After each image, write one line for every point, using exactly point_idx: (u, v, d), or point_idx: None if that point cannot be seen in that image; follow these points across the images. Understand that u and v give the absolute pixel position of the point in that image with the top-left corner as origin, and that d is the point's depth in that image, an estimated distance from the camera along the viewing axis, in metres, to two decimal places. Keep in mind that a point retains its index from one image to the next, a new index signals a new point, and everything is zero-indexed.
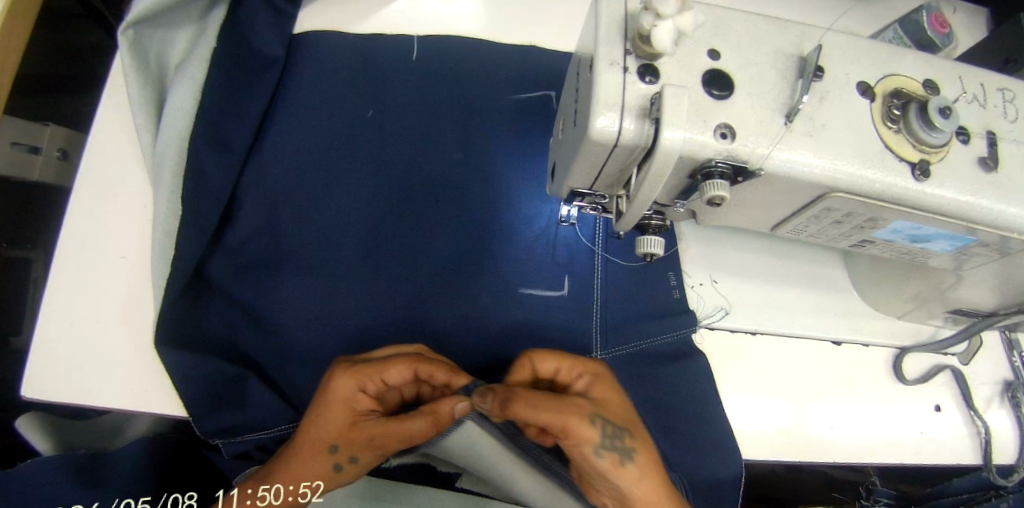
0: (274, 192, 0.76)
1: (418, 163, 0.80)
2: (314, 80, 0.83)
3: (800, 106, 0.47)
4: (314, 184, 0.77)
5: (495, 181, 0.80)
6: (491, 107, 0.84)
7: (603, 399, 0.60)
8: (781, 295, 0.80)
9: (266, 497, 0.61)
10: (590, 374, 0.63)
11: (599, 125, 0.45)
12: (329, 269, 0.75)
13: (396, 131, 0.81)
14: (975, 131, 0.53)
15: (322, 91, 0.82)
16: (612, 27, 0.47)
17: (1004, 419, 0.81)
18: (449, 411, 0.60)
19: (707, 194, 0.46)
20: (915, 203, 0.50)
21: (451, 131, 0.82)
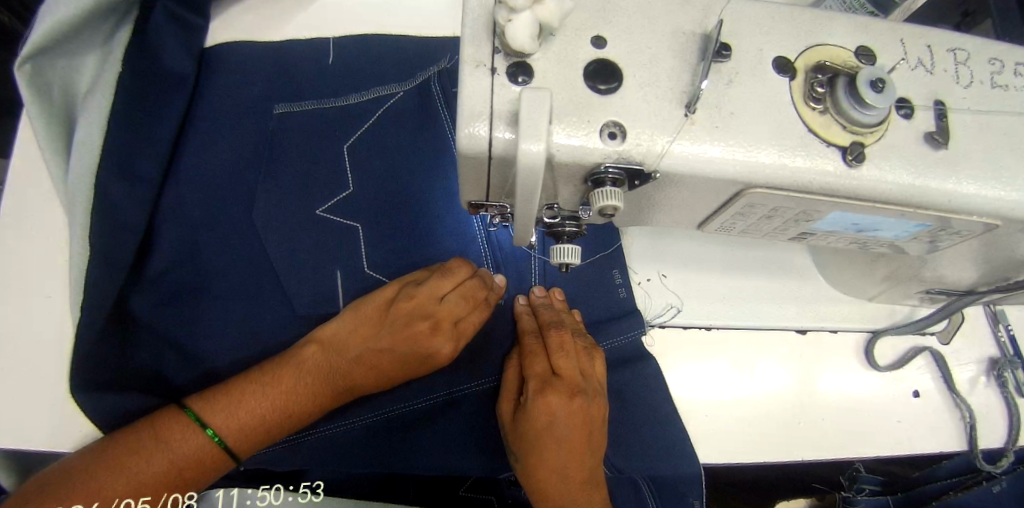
0: (191, 216, 0.70)
1: (336, 169, 0.73)
2: (224, 86, 0.77)
3: (701, 93, 0.41)
4: (229, 203, 0.71)
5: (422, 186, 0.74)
6: (417, 97, 0.76)
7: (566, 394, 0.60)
8: (738, 285, 0.75)
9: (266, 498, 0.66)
10: (584, 358, 0.64)
11: (468, 136, 0.39)
12: (249, 291, 0.69)
13: (312, 135, 0.74)
14: (919, 103, 0.47)
15: (233, 100, 0.76)
16: (478, 22, 0.41)
17: (991, 401, 0.75)
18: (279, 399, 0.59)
19: (597, 204, 0.41)
20: (847, 193, 0.44)
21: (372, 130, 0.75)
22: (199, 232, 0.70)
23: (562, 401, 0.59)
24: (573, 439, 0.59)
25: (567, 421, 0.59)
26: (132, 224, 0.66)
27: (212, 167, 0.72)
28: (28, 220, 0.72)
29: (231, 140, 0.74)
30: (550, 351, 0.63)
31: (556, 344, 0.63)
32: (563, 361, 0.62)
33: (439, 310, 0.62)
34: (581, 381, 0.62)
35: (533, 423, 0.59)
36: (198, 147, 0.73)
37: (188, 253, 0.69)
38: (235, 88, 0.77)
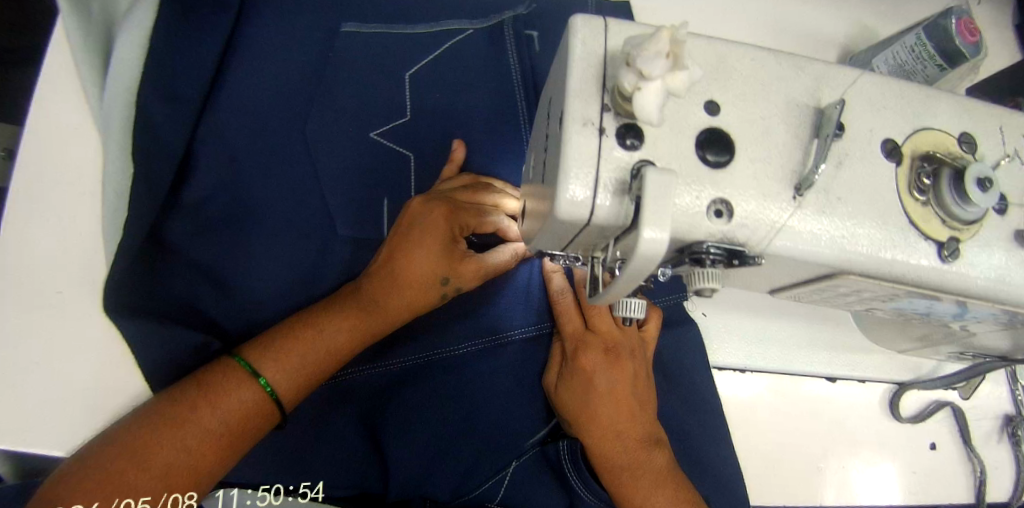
0: (224, 165, 0.64)
1: (376, 177, 0.67)
2: (252, 64, 0.66)
3: (814, 177, 0.39)
4: (269, 167, 0.65)
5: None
6: (467, 103, 0.71)
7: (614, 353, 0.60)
8: (780, 330, 0.74)
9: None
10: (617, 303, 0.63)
11: (569, 201, 0.37)
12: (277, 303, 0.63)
13: (351, 135, 0.67)
14: (1014, 199, 0.45)
15: (263, 83, 0.66)
16: (588, 74, 0.38)
17: (1001, 458, 0.78)
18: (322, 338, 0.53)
19: (694, 284, 0.39)
20: (939, 286, 0.43)
21: (418, 134, 0.69)
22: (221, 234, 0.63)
23: (610, 365, 0.59)
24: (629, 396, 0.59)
25: (608, 376, 0.59)
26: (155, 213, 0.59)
27: (235, 162, 0.64)
28: None
29: (256, 130, 0.65)
30: (585, 308, 0.61)
31: (591, 302, 0.61)
32: (600, 319, 0.61)
33: (419, 205, 0.57)
34: (617, 335, 0.61)
35: (573, 381, 0.59)
36: (226, 114, 0.65)
37: (207, 257, 0.62)
38: (263, 66, 0.67)
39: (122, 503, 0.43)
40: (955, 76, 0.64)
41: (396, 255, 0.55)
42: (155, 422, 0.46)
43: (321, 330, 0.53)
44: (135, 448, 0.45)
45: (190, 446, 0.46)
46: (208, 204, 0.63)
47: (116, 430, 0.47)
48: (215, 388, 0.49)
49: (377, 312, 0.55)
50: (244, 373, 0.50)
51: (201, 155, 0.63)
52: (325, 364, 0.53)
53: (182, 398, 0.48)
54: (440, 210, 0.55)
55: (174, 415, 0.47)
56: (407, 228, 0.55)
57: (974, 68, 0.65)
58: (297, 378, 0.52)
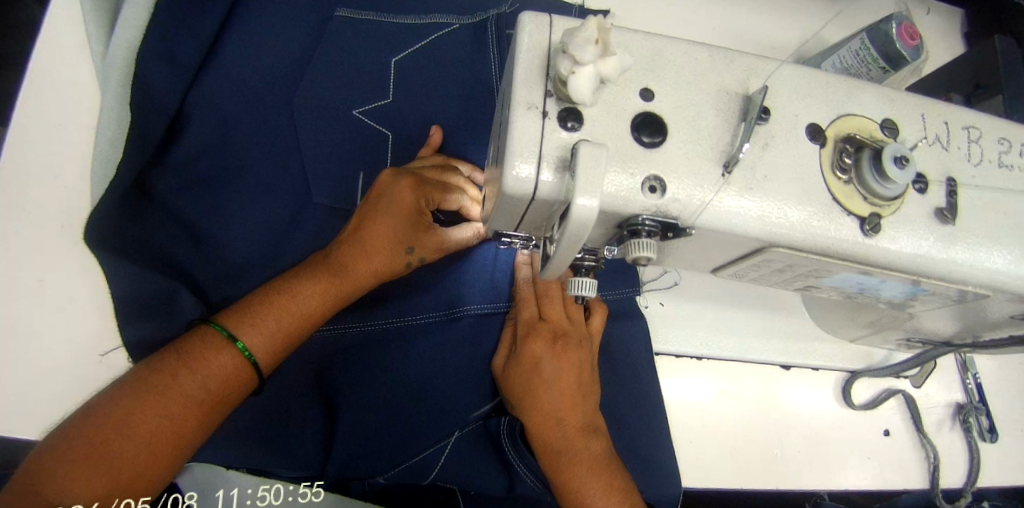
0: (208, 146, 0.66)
1: (347, 169, 0.68)
2: (233, 63, 0.68)
3: (739, 156, 0.42)
4: (246, 155, 0.67)
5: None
6: (442, 101, 0.72)
7: (563, 343, 0.61)
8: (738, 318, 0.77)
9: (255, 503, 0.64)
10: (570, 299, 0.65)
11: (515, 177, 0.40)
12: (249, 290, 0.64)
13: (324, 130, 0.68)
14: (933, 178, 0.49)
15: (238, 82, 0.68)
16: (533, 62, 0.42)
17: (954, 444, 0.81)
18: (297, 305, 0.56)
19: (631, 253, 0.42)
20: (861, 259, 0.46)
21: (392, 128, 0.70)
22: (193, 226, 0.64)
23: (558, 352, 0.61)
24: (573, 385, 0.61)
25: (555, 365, 0.60)
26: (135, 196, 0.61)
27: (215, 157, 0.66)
28: None
29: (231, 127, 0.67)
30: (539, 297, 0.63)
31: (544, 291, 0.63)
32: (549, 306, 0.63)
33: (387, 179, 0.59)
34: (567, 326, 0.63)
35: (523, 365, 0.60)
36: (210, 95, 0.67)
37: (182, 246, 0.64)
38: (239, 66, 0.68)
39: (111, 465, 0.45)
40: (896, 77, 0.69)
41: (369, 228, 0.58)
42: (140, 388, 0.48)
43: (298, 294, 0.56)
44: (122, 411, 0.47)
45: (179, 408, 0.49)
46: (185, 196, 0.65)
47: (102, 400, 0.48)
48: (197, 355, 0.51)
49: (349, 278, 0.58)
50: (222, 336, 0.53)
51: (179, 152, 0.65)
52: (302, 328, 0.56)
53: (167, 362, 0.50)
54: (407, 184, 0.58)
55: (158, 381, 0.49)
56: (376, 201, 0.59)
57: (914, 69, 0.70)
58: (277, 342, 0.55)
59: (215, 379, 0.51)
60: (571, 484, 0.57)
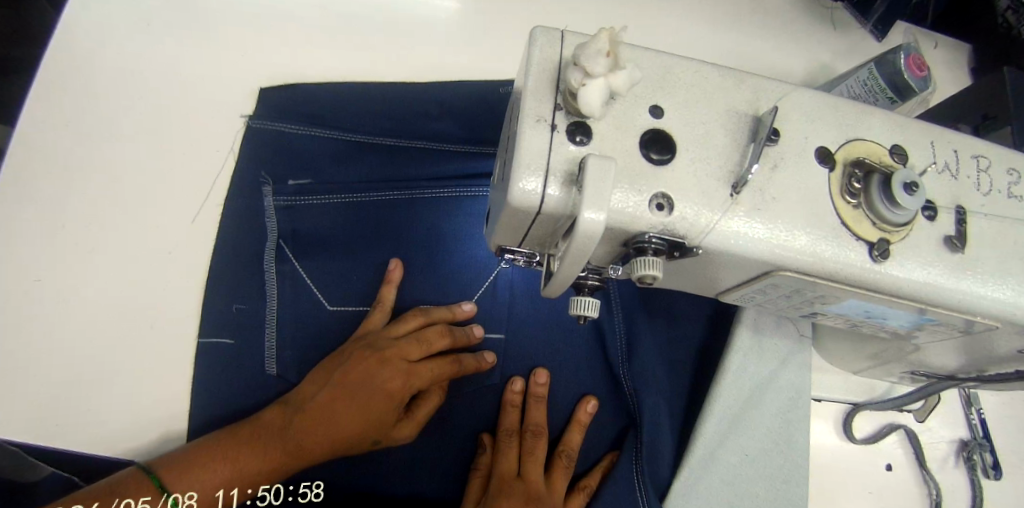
0: (284, 149, 0.76)
1: (391, 162, 0.77)
2: (229, 214, 0.75)
3: (749, 177, 0.42)
4: (321, 156, 0.76)
5: (449, 154, 0.77)
6: (410, 84, 0.80)
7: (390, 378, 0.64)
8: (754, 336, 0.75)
9: (268, 497, 0.69)
10: (395, 369, 0.64)
11: (520, 190, 0.39)
12: (335, 259, 0.74)
13: (360, 121, 0.78)
14: (943, 206, 0.49)
15: (315, 97, 0.78)
16: (543, 75, 0.42)
17: (956, 482, 0.79)
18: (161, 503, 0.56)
19: (636, 271, 0.41)
20: (872, 285, 0.45)
21: (408, 117, 0.78)
22: (290, 224, 0.73)
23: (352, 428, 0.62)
24: (330, 445, 0.62)
25: (382, 381, 0.63)
26: (247, 173, 0.76)
27: (267, 190, 0.74)
28: (49, 203, 0.72)
29: (268, 178, 0.75)
30: (376, 376, 0.64)
31: (379, 368, 0.64)
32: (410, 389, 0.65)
33: (363, 341, 0.67)
34: (540, 483, 0.67)
35: (338, 400, 0.62)
36: (298, 97, 0.78)
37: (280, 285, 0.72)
38: None
39: (122, 503, 0.55)
40: (901, 107, 0.70)
41: (340, 397, 0.62)
42: (93, 499, 0.55)
43: (358, 412, 0.62)
44: (191, 457, 0.58)
45: (257, 471, 0.59)
46: (234, 268, 0.73)
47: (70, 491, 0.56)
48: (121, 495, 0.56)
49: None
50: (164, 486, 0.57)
51: (266, 151, 0.76)
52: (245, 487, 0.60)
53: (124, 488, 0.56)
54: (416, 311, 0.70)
55: None
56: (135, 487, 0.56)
57: (925, 100, 0.71)
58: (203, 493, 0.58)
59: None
60: (353, 400, 0.63)
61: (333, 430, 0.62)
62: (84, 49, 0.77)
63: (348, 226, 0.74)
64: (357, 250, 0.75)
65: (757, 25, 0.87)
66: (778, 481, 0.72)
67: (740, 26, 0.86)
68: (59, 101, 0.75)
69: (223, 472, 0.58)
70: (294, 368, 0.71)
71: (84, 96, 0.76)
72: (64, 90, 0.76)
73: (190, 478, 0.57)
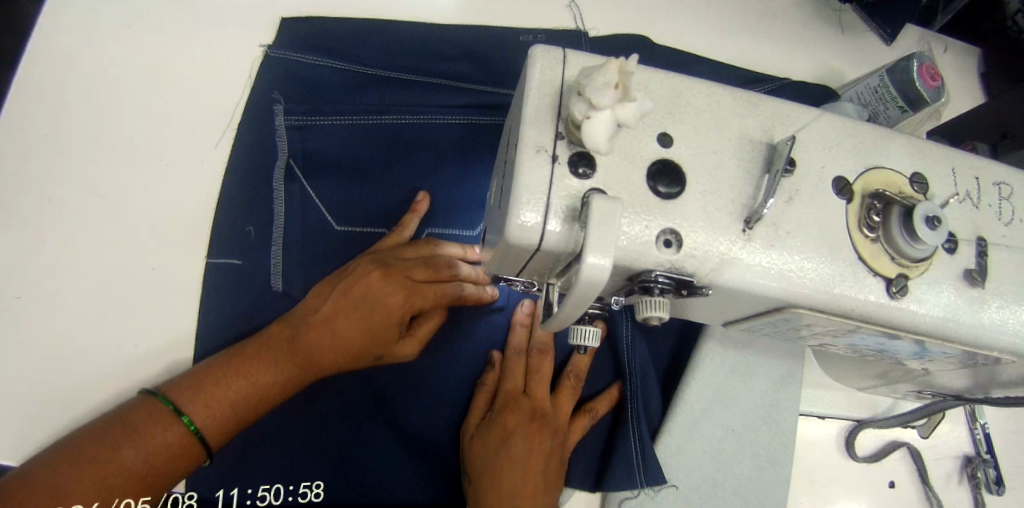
0: (301, 76, 0.71)
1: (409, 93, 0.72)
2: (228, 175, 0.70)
3: (762, 211, 0.39)
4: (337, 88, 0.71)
5: (470, 92, 0.72)
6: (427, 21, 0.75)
7: (398, 284, 0.58)
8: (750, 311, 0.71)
9: (266, 498, 0.62)
10: (402, 274, 0.59)
11: (519, 226, 0.37)
12: (347, 194, 0.70)
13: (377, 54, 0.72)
14: (963, 237, 0.46)
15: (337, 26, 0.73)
16: (544, 100, 0.39)
17: (962, 499, 0.78)
18: (162, 441, 0.49)
19: (641, 312, 0.39)
20: (888, 321, 0.43)
21: (428, 50, 0.73)
22: (301, 144, 0.69)
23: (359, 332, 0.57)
24: (337, 354, 0.56)
25: (392, 286, 0.58)
26: (261, 95, 0.70)
27: (280, 111, 0.69)
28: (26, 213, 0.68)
29: (281, 100, 0.69)
30: (385, 282, 0.58)
31: (388, 275, 0.58)
32: (422, 296, 0.60)
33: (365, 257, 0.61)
34: (548, 405, 0.65)
35: (343, 309, 0.57)
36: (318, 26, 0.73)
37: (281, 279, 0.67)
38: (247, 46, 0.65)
39: (121, 504, 0.47)
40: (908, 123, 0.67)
41: (344, 306, 0.57)
42: (89, 454, 0.47)
43: (365, 318, 0.57)
44: (194, 383, 0.52)
45: (267, 387, 0.54)
46: None
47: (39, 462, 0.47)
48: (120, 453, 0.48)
49: (125, 452, 0.48)
50: (169, 413, 0.50)
51: (282, 72, 0.70)
52: (251, 416, 0.54)
53: (114, 434, 0.49)
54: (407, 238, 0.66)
55: None
56: (128, 431, 0.49)
57: (937, 112, 0.67)
58: (217, 418, 0.51)
59: (161, 450, 0.49)
60: (357, 310, 0.57)
61: (340, 337, 0.56)
62: (53, 41, 0.71)
63: (358, 157, 0.70)
64: (368, 172, 0.71)
65: (765, 26, 0.83)
66: (761, 460, 0.68)
67: (750, 28, 0.83)
68: (29, 99, 0.69)
69: (230, 393, 0.52)
70: (301, 286, 0.67)
71: (56, 92, 0.70)
72: (33, 86, 0.70)
73: (205, 398, 0.51)
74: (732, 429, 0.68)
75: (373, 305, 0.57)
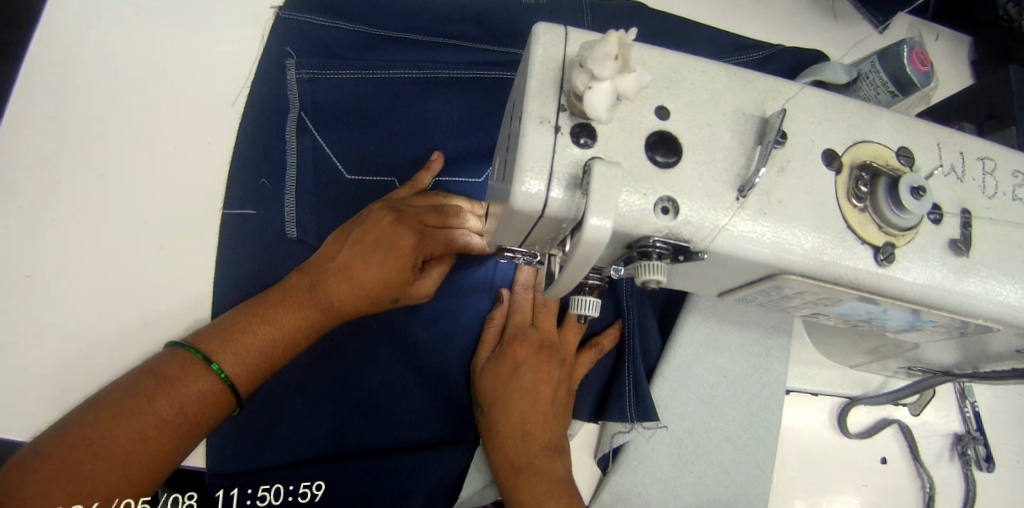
0: (310, 33, 0.72)
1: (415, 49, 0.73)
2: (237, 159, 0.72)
3: (755, 180, 0.41)
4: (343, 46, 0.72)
5: (476, 49, 0.75)
6: None
7: (409, 231, 0.61)
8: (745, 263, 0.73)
9: (266, 497, 0.62)
10: (410, 222, 0.62)
11: (524, 193, 0.39)
12: (352, 151, 0.73)
13: (384, 10, 0.73)
14: (948, 209, 0.48)
15: None
16: (547, 75, 0.41)
17: (951, 476, 0.80)
18: (195, 390, 0.52)
19: (641, 275, 0.41)
20: (876, 287, 0.45)
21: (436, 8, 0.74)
22: (311, 97, 0.71)
23: (377, 276, 0.59)
24: (357, 299, 0.59)
25: (402, 233, 0.61)
26: (271, 52, 0.72)
27: (291, 65, 0.71)
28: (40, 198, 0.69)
29: (292, 55, 0.72)
30: (396, 230, 0.61)
31: (399, 223, 0.61)
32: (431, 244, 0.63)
33: (375, 207, 0.65)
34: (554, 335, 0.68)
35: (357, 256, 0.59)
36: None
37: (293, 248, 0.70)
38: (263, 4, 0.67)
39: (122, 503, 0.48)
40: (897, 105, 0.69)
41: (358, 254, 0.59)
42: (120, 403, 0.50)
43: (380, 263, 0.59)
44: (218, 334, 0.56)
45: (293, 331, 0.58)
46: None
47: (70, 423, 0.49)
48: (154, 404, 0.50)
49: (158, 403, 0.50)
50: (199, 362, 0.54)
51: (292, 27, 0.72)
52: (279, 359, 0.58)
53: (145, 386, 0.51)
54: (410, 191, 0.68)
55: None
56: (159, 385, 0.52)
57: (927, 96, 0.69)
58: (253, 361, 0.56)
59: (195, 398, 0.52)
60: (370, 256, 0.59)
61: (358, 281, 0.59)
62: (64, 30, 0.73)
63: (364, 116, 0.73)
64: (379, 123, 0.73)
65: (760, 14, 0.85)
66: (754, 408, 0.70)
67: (745, 16, 0.85)
68: (42, 86, 0.71)
69: (261, 340, 0.56)
70: (314, 233, 0.70)
71: (69, 78, 0.72)
72: (45, 72, 0.71)
73: (233, 346, 0.55)
74: (725, 376, 0.70)
75: (389, 253, 0.60)
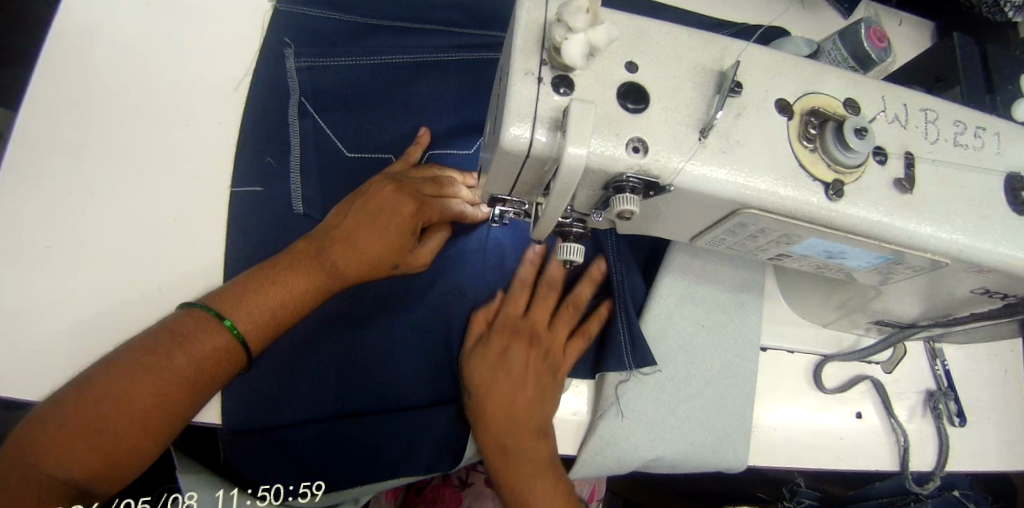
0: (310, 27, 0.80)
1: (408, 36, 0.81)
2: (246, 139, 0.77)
3: (714, 123, 0.47)
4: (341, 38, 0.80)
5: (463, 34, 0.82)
6: None
7: (409, 200, 0.67)
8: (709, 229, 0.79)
9: (267, 497, 0.68)
10: (408, 191, 0.68)
11: (512, 135, 0.44)
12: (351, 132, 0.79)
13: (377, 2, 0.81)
14: (892, 153, 0.54)
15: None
16: (530, 34, 0.46)
17: (924, 430, 0.85)
18: (209, 347, 0.57)
19: (617, 207, 0.46)
20: (828, 220, 0.50)
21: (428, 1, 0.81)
22: (311, 82, 0.78)
23: (380, 239, 0.65)
24: (362, 262, 0.65)
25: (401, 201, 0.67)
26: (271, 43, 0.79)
27: (290, 54, 0.78)
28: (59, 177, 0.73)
29: (291, 44, 0.79)
30: (397, 196, 0.67)
31: (399, 193, 0.67)
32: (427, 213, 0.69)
33: (375, 179, 0.70)
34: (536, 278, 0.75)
35: (362, 222, 0.65)
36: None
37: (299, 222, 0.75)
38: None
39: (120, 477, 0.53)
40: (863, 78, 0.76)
41: (363, 219, 0.65)
42: (131, 364, 0.54)
43: (383, 228, 0.65)
44: (228, 297, 0.60)
45: (300, 289, 0.62)
46: None
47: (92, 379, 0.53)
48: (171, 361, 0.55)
49: (176, 360, 0.55)
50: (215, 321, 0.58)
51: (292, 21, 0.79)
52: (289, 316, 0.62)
53: (160, 346, 0.55)
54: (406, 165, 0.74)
55: None
56: (174, 341, 0.56)
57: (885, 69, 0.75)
58: (266, 316, 0.60)
59: (209, 354, 0.57)
60: (374, 221, 0.65)
61: (362, 243, 0.65)
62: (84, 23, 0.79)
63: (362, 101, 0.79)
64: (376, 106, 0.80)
65: (729, 3, 0.92)
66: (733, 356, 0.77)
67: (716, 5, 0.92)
68: (61, 73, 0.76)
69: (274, 299, 0.61)
70: (319, 207, 0.76)
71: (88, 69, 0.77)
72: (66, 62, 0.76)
73: (247, 304, 0.60)
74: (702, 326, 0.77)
75: (391, 219, 0.66)
